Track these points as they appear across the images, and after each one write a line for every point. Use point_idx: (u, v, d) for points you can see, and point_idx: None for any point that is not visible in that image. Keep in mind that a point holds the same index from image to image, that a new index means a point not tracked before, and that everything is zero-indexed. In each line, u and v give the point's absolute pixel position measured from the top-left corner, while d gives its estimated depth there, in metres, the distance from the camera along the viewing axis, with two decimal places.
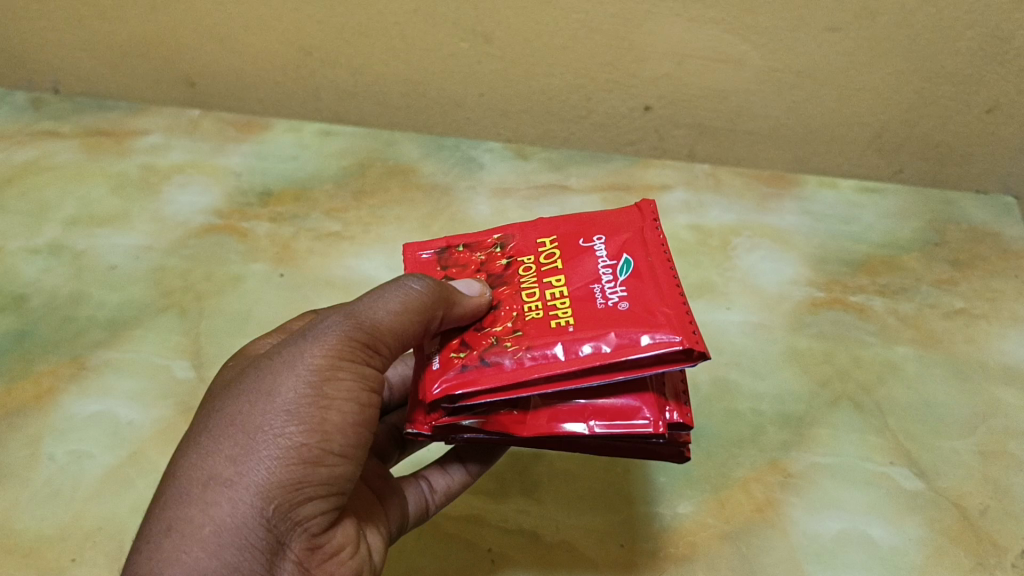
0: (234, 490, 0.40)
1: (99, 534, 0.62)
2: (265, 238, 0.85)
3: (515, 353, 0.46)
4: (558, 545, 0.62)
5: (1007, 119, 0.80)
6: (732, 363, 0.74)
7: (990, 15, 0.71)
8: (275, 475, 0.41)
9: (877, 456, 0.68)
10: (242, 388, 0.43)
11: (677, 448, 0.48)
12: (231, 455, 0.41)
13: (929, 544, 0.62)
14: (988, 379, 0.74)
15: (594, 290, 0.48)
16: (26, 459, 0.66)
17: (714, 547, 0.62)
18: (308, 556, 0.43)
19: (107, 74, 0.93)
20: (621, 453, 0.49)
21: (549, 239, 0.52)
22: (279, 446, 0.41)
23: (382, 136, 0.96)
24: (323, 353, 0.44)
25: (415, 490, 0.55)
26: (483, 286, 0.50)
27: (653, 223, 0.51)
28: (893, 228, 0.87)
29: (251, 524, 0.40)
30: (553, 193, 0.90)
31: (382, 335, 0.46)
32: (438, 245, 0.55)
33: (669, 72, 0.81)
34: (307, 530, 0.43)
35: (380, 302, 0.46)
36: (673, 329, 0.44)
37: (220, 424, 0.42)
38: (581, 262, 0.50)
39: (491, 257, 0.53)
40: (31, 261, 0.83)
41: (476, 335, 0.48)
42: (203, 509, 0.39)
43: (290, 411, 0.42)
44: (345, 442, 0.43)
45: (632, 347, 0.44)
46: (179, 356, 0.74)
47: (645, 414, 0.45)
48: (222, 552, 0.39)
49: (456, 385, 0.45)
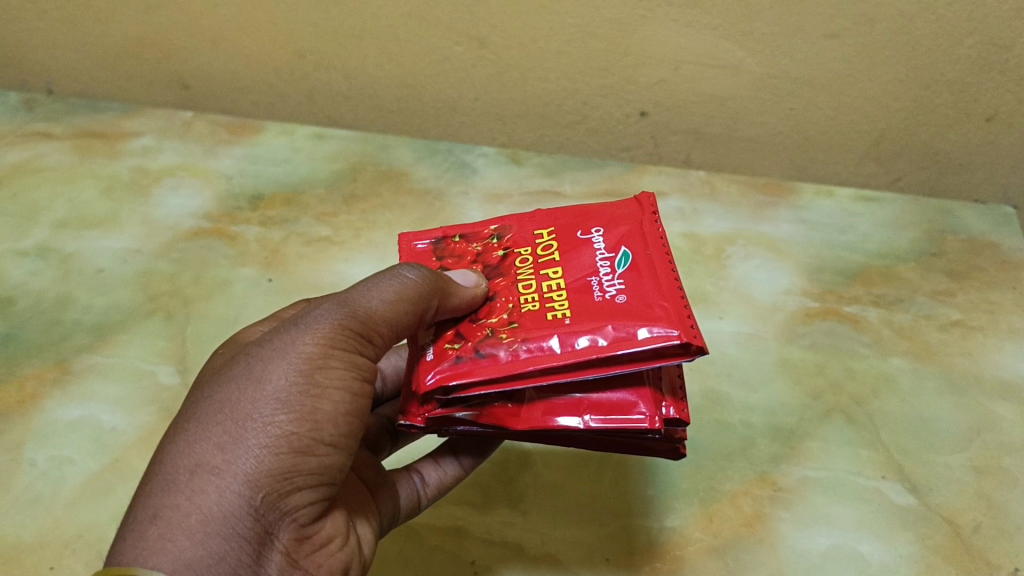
0: (221, 478, 0.39)
1: (78, 542, 0.61)
2: (255, 242, 0.84)
3: (511, 345, 0.45)
4: (543, 558, 0.61)
5: (1006, 127, 0.79)
6: (723, 374, 0.73)
7: (990, 24, 0.70)
8: (263, 464, 0.40)
9: (869, 471, 0.67)
10: (231, 375, 0.42)
11: (673, 445, 0.47)
12: (219, 443, 0.40)
13: (920, 561, 0.62)
14: (985, 394, 0.73)
15: (591, 282, 0.47)
16: (8, 464, 0.66)
17: (701, 561, 0.61)
18: (296, 547, 0.42)
19: (100, 75, 0.93)
20: (616, 449, 0.48)
21: (547, 230, 0.51)
22: (268, 434, 0.40)
23: (376, 139, 0.95)
24: (316, 341, 0.42)
25: (409, 484, 0.54)
26: (479, 276, 0.49)
27: (652, 217, 0.50)
28: (890, 237, 0.86)
29: (238, 513, 0.39)
30: (545, 200, 0.89)
31: (375, 324, 0.45)
32: (433, 235, 0.54)
33: (665, 77, 0.80)
34: (296, 521, 0.42)
35: (375, 291, 0.45)
36: (671, 322, 0.43)
37: (209, 411, 0.41)
38: (579, 254, 0.49)
39: (488, 248, 0.52)
40: (18, 264, 0.82)
41: (472, 326, 0.47)
42: (189, 497, 0.38)
43: (280, 399, 0.41)
44: (337, 432, 0.42)
45: (629, 340, 0.43)
46: (165, 362, 0.73)
47: (641, 409, 0.44)
48: (209, 541, 0.38)
49: (451, 375, 0.44)
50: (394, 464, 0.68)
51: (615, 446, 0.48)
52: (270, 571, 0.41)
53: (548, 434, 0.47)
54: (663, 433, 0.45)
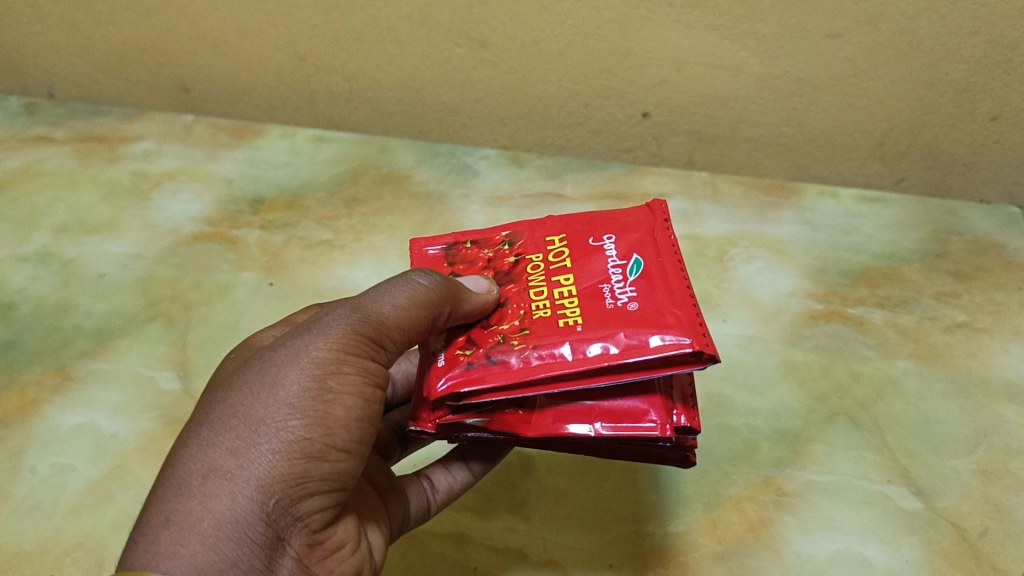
0: (234, 483, 0.38)
1: (78, 550, 0.61)
2: (255, 247, 0.84)
3: (522, 351, 0.45)
4: (544, 564, 0.61)
5: (1011, 127, 0.78)
6: (727, 378, 0.73)
7: (994, 22, 0.69)
8: (276, 469, 0.39)
9: (874, 474, 0.67)
10: (245, 380, 0.42)
11: (683, 453, 0.47)
12: (232, 448, 0.39)
13: (926, 566, 0.61)
14: (990, 396, 0.72)
15: (603, 289, 0.47)
16: (8, 471, 0.66)
17: (705, 567, 0.60)
18: (307, 553, 0.41)
19: (101, 79, 0.93)
20: (627, 457, 0.48)
21: (558, 237, 0.51)
22: (280, 440, 0.40)
23: (377, 142, 0.95)
24: (328, 347, 0.42)
25: (418, 490, 0.54)
26: (490, 283, 0.49)
27: (664, 224, 0.50)
28: (894, 239, 0.86)
29: (251, 518, 0.38)
30: (547, 202, 0.88)
31: (388, 330, 0.44)
32: (444, 241, 0.54)
33: (667, 78, 0.79)
34: (308, 526, 0.41)
35: (388, 297, 0.45)
36: (683, 330, 0.43)
37: (222, 416, 0.41)
38: (591, 261, 0.48)
39: (499, 255, 0.52)
40: (19, 270, 0.82)
41: (483, 332, 0.47)
42: (202, 502, 0.38)
43: (292, 405, 0.40)
44: (349, 437, 0.42)
45: (641, 348, 0.43)
46: (166, 367, 0.73)
47: (652, 417, 0.44)
48: (221, 546, 0.38)
49: (462, 382, 0.44)
50: (401, 471, 0.67)
51: (625, 454, 0.48)
52: None
53: (559, 441, 0.47)
54: (673, 441, 0.45)
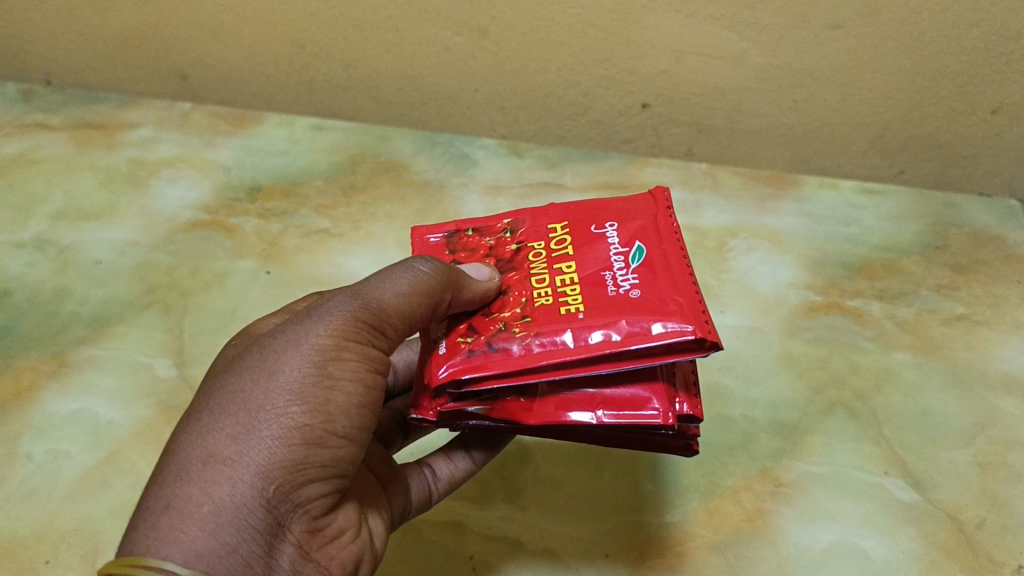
0: (234, 469, 0.38)
1: (74, 536, 0.61)
2: (253, 235, 0.84)
3: (524, 339, 0.44)
4: (541, 553, 0.61)
5: (1012, 119, 0.78)
6: (725, 369, 0.73)
7: (996, 14, 0.69)
8: (276, 455, 0.39)
9: (872, 466, 0.66)
10: (244, 366, 0.42)
11: (685, 441, 0.47)
12: (232, 433, 0.39)
13: (923, 558, 0.61)
14: (989, 389, 0.72)
15: (605, 277, 0.47)
16: (3, 458, 0.65)
17: (702, 557, 0.60)
18: (307, 539, 0.41)
19: (98, 66, 0.92)
20: (629, 445, 0.48)
21: (560, 225, 0.50)
22: (280, 426, 0.39)
23: (376, 131, 0.94)
24: (329, 333, 0.42)
25: (419, 478, 0.53)
26: (491, 271, 0.49)
27: (666, 212, 0.50)
28: (893, 231, 0.85)
29: (250, 504, 0.38)
30: (546, 192, 0.88)
31: (388, 316, 0.44)
32: (446, 229, 0.53)
33: (667, 68, 0.79)
34: (308, 513, 0.41)
35: (388, 283, 0.44)
36: (685, 318, 0.43)
37: (221, 401, 0.40)
38: (593, 249, 0.48)
39: (501, 242, 0.51)
40: (15, 256, 0.81)
41: (485, 319, 0.47)
42: (202, 488, 0.38)
43: (293, 391, 0.40)
44: (349, 424, 0.41)
45: (643, 335, 0.43)
46: (162, 355, 0.73)
47: (654, 405, 0.43)
48: (221, 532, 0.37)
49: (464, 369, 0.44)
50: (406, 458, 0.67)
51: (627, 442, 0.48)
52: (281, 564, 0.40)
53: (561, 429, 0.46)
54: (676, 429, 0.44)
